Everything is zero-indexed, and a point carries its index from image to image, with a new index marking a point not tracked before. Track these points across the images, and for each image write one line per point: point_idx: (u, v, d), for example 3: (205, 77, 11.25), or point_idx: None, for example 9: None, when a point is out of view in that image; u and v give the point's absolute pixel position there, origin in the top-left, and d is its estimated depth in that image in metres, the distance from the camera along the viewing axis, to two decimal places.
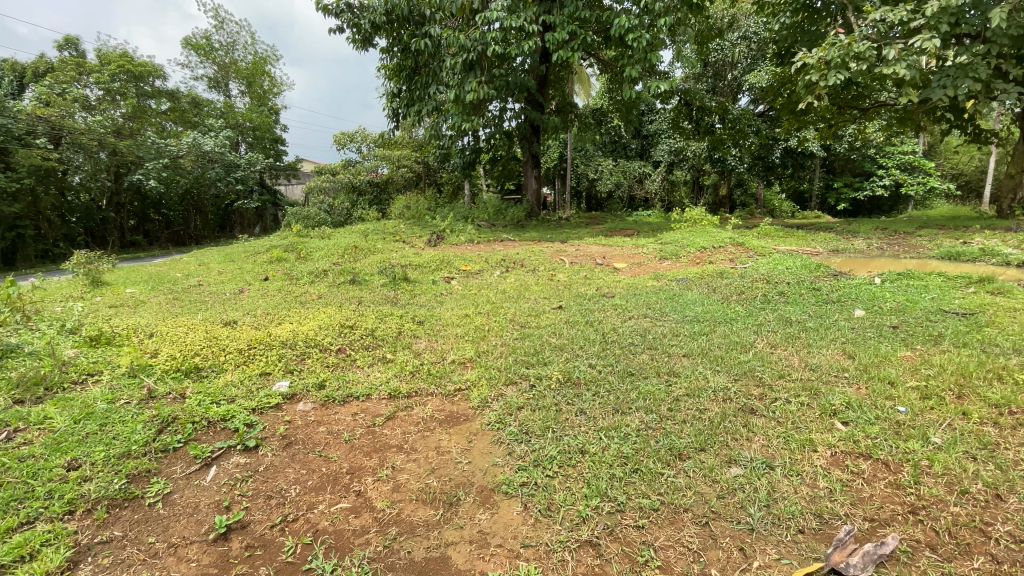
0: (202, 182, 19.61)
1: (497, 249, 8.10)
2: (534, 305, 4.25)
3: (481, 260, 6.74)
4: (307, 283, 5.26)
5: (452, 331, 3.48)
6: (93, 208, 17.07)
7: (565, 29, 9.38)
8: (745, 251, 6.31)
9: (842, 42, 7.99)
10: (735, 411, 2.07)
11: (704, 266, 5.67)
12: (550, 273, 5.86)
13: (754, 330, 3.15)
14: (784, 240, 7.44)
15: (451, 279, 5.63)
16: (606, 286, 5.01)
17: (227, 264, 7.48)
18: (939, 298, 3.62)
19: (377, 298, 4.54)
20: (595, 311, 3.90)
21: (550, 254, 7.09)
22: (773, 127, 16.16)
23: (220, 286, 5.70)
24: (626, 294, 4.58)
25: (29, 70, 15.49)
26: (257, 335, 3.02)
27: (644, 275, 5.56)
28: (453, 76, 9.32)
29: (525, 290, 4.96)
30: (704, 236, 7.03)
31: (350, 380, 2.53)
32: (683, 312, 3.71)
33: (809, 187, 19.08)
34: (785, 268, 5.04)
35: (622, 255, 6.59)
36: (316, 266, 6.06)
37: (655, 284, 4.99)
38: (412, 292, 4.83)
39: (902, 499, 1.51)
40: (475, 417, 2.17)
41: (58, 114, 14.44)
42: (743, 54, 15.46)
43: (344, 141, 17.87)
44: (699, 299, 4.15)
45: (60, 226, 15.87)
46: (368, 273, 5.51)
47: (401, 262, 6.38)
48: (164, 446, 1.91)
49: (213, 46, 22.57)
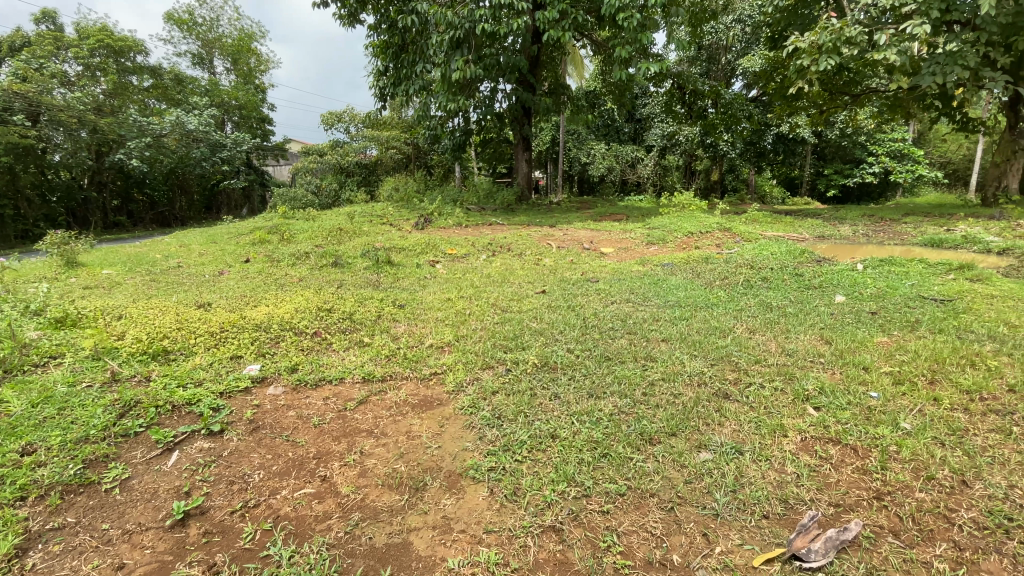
0: (186, 161, 19.19)
1: (484, 232, 8.03)
2: (517, 289, 4.23)
3: (468, 244, 6.68)
4: (288, 266, 5.15)
5: (434, 314, 3.45)
6: (74, 187, 16.88)
7: (556, 7, 9.22)
8: (732, 237, 6.29)
9: (834, 26, 7.92)
10: (710, 396, 2.06)
11: (690, 251, 5.66)
12: (537, 258, 5.80)
13: (735, 315, 3.14)
14: (771, 225, 7.44)
15: (435, 262, 5.56)
16: (591, 272, 4.96)
17: (208, 245, 7.37)
18: (918, 285, 3.63)
19: (359, 282, 4.48)
20: (578, 296, 3.86)
21: (537, 238, 7.04)
22: (765, 112, 16.08)
23: (199, 268, 5.59)
24: (611, 279, 4.54)
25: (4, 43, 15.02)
26: (230, 318, 2.96)
27: (630, 260, 5.55)
28: (440, 54, 9.13)
29: (509, 274, 4.92)
30: (692, 220, 7.00)
31: (324, 363, 2.48)
32: (665, 297, 3.69)
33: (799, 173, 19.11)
34: (770, 253, 5.04)
35: (609, 240, 6.56)
36: (298, 248, 5.97)
37: (639, 269, 4.98)
38: (395, 275, 4.77)
39: (867, 485, 1.51)
40: (448, 401, 2.14)
41: (36, 90, 14.08)
42: (737, 38, 15.33)
43: (331, 121, 17.53)
44: (683, 283, 4.13)
45: (39, 206, 15.70)
46: (351, 255, 5.43)
47: (385, 245, 6.28)
48: (124, 430, 1.87)
49: (196, 21, 21.96)
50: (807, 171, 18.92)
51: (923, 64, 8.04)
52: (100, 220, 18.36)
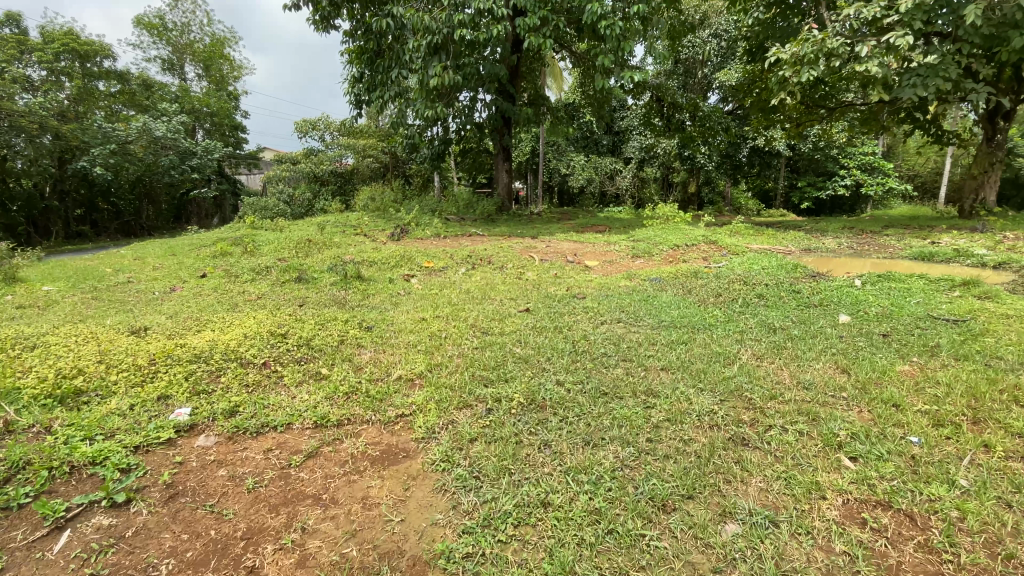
0: (155, 169, 18.44)
1: (463, 244, 7.71)
2: (497, 306, 3.90)
3: (445, 256, 6.33)
4: (247, 282, 4.72)
5: (404, 339, 3.09)
6: (36, 196, 16.55)
7: (536, 14, 9.04)
8: (719, 250, 6.08)
9: (816, 38, 7.90)
10: (726, 443, 1.75)
11: (678, 265, 5.44)
12: (517, 272, 5.48)
13: (738, 339, 2.85)
14: (756, 237, 7.30)
15: (410, 277, 5.19)
16: (576, 287, 4.65)
17: (165, 257, 6.88)
18: (924, 303, 3.43)
19: (323, 300, 4.08)
20: (564, 315, 3.54)
21: (518, 250, 6.75)
22: (742, 125, 16.24)
23: (148, 283, 5.11)
24: (598, 295, 4.24)
25: None
26: (165, 347, 2.55)
27: (616, 274, 5.28)
28: (417, 60, 8.85)
29: (489, 290, 4.58)
30: (678, 232, 6.78)
31: (269, 405, 2.10)
32: (659, 317, 3.40)
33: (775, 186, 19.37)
34: (762, 267, 4.83)
35: (593, 253, 6.29)
36: (260, 262, 5.54)
37: (627, 284, 4.72)
38: (364, 292, 4.38)
39: (938, 569, 1.22)
40: (417, 453, 1.78)
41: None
42: (714, 52, 15.52)
43: (305, 129, 17.04)
44: (675, 301, 3.85)
45: None
46: (318, 269, 5.03)
47: (357, 258, 5.88)
48: (2, 503, 1.46)
49: (167, 25, 21.30)
50: (782, 183, 19.17)
51: (901, 77, 8.09)
52: (61, 229, 17.74)
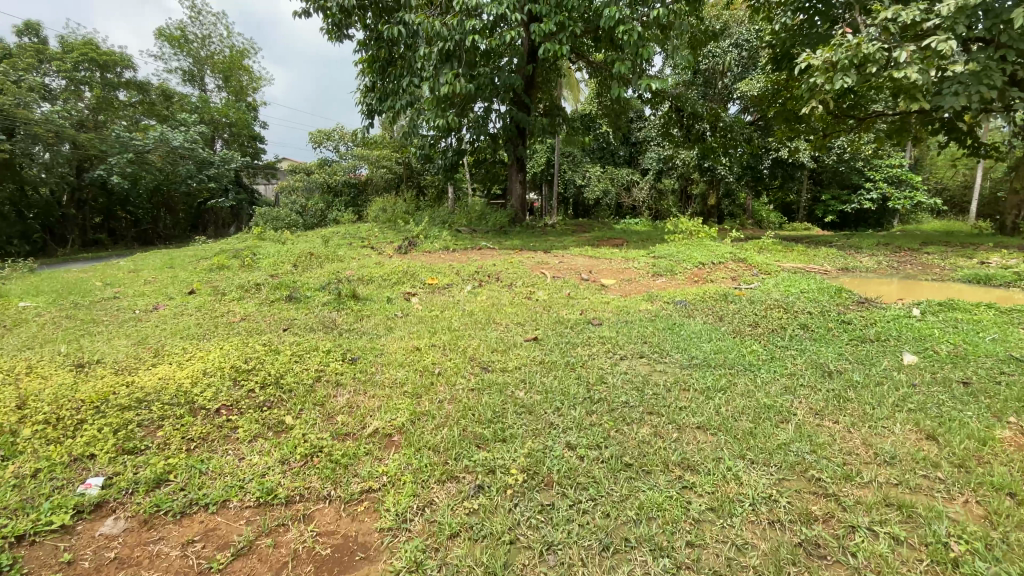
0: (173, 178, 18.59)
1: (473, 258, 7.32)
2: (500, 334, 3.46)
3: (451, 273, 5.91)
4: (234, 301, 4.35)
5: (391, 374, 2.67)
6: (53, 204, 16.67)
7: (553, 19, 8.68)
8: (748, 269, 5.58)
9: (851, 42, 7.35)
10: (794, 554, 1.33)
11: (704, 286, 4.96)
12: (528, 291, 5.04)
13: (787, 386, 2.36)
14: (786, 254, 6.78)
15: (410, 296, 4.78)
16: (592, 311, 4.19)
17: (161, 270, 6.60)
18: (1003, 341, 2.93)
19: (310, 323, 3.68)
20: (577, 347, 3.08)
21: (529, 266, 6.32)
22: (764, 136, 15.71)
23: (132, 300, 4.78)
24: (616, 321, 3.77)
25: None
26: (105, 390, 2.17)
27: (636, 295, 4.81)
28: (428, 67, 8.53)
29: (494, 312, 4.15)
30: (702, 248, 6.27)
31: (204, 472, 1.69)
32: (689, 352, 2.90)
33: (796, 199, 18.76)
34: (801, 291, 4.34)
35: (610, 270, 5.82)
36: (251, 279, 5.17)
37: (649, 308, 4.24)
38: (357, 314, 3.98)
39: None
40: (380, 554, 1.36)
41: (10, 103, 13.59)
42: (735, 62, 15.32)
43: (320, 139, 16.91)
44: (706, 331, 3.37)
45: (15, 223, 15.50)
46: (312, 286, 4.65)
47: (356, 275, 5.48)
48: None
49: (188, 38, 21.59)
50: (805, 197, 18.52)
51: (941, 84, 7.54)
52: (78, 237, 17.89)
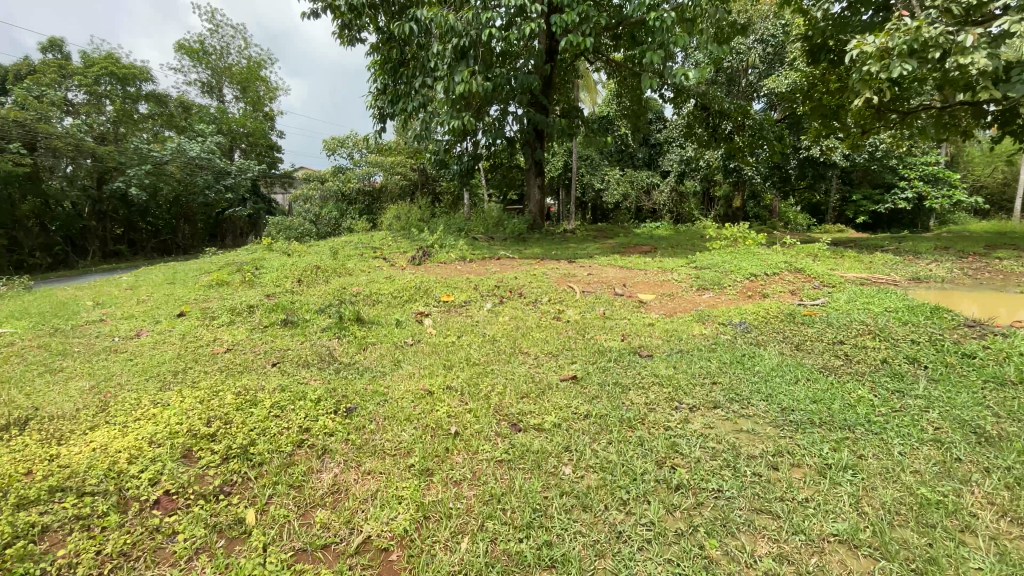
0: (191, 189, 18.46)
1: (492, 269, 6.75)
2: (530, 369, 2.84)
3: (469, 287, 5.31)
4: (221, 328, 3.80)
5: (393, 434, 2.07)
6: (75, 217, 16.60)
7: (575, 10, 8.07)
8: (809, 281, 4.87)
9: (909, 26, 6.57)
10: None
11: (761, 303, 4.30)
12: (556, 310, 4.41)
13: (945, 468, 1.79)
14: (840, 262, 6.05)
15: (422, 317, 4.20)
16: (634, 336, 3.53)
17: (159, 287, 6.12)
18: None
19: (302, 357, 3.12)
20: (629, 392, 2.43)
21: (554, 278, 5.72)
22: (795, 134, 14.93)
23: (115, 325, 4.27)
24: (668, 350, 3.11)
25: (10, 72, 14.81)
26: (9, 479, 1.64)
27: (683, 314, 4.15)
28: (442, 65, 7.97)
29: (521, 339, 3.53)
30: (750, 256, 5.55)
31: None
32: (777, 403, 2.26)
33: (824, 200, 17.86)
34: (882, 310, 3.69)
35: (647, 283, 5.17)
36: (247, 298, 4.62)
37: (701, 331, 3.58)
38: (360, 343, 3.39)
39: None
40: None
41: (33, 117, 13.77)
42: (759, 59, 14.65)
43: (334, 146, 16.52)
44: (785, 367, 2.71)
45: (38, 235, 15.63)
46: (312, 307, 4.09)
47: (363, 292, 4.92)
48: None
49: (206, 49, 21.60)
50: (835, 197, 17.57)
51: (1015, 71, 6.68)
52: (98, 249, 17.85)
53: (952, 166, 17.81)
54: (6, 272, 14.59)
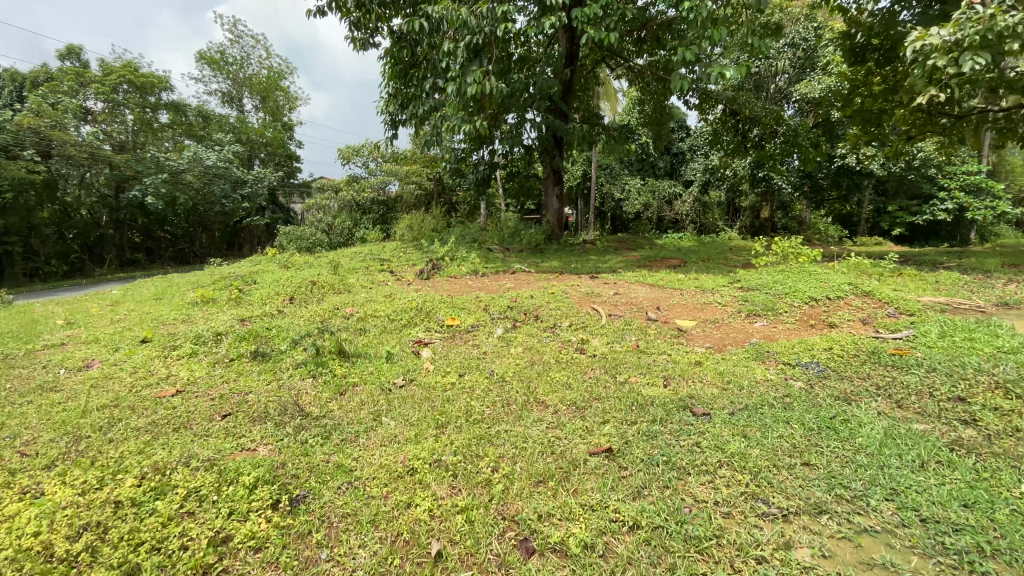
0: (207, 198, 18.31)
1: (505, 285, 6.10)
2: (548, 434, 2.15)
3: (478, 307, 4.65)
4: (180, 360, 3.19)
5: (348, 555, 1.43)
6: (92, 225, 16.51)
7: (598, 4, 7.41)
8: (881, 307, 4.08)
9: (980, 14, 5.56)
10: None
11: (829, 336, 3.55)
12: (578, 339, 3.70)
13: None
14: (903, 280, 5.26)
15: (421, 347, 3.55)
16: (678, 379, 2.81)
17: (144, 303, 5.61)
18: None
19: (262, 405, 2.49)
20: (691, 481, 1.74)
21: (576, 297, 5.04)
22: (830, 140, 14.05)
23: (69, 353, 3.71)
24: (728, 406, 2.38)
25: (27, 79, 14.80)
26: None
27: (735, 348, 3.43)
28: (454, 65, 7.38)
29: (536, 382, 2.83)
30: (805, 276, 4.76)
31: None
32: (915, 517, 1.55)
33: (857, 211, 16.79)
34: (989, 352, 2.93)
35: (685, 306, 4.44)
36: (222, 320, 4.01)
37: (764, 376, 2.85)
38: (338, 386, 2.75)
39: None
40: None
41: (47, 125, 13.66)
42: (790, 64, 13.88)
43: (348, 155, 16.09)
44: (899, 444, 1.99)
45: (54, 243, 15.52)
46: (289, 335, 3.45)
47: (358, 314, 4.30)
48: None
49: (227, 60, 21.59)
50: (868, 208, 16.47)
51: None
52: (115, 257, 17.74)
53: (997, 176, 16.57)
54: (20, 280, 14.48)
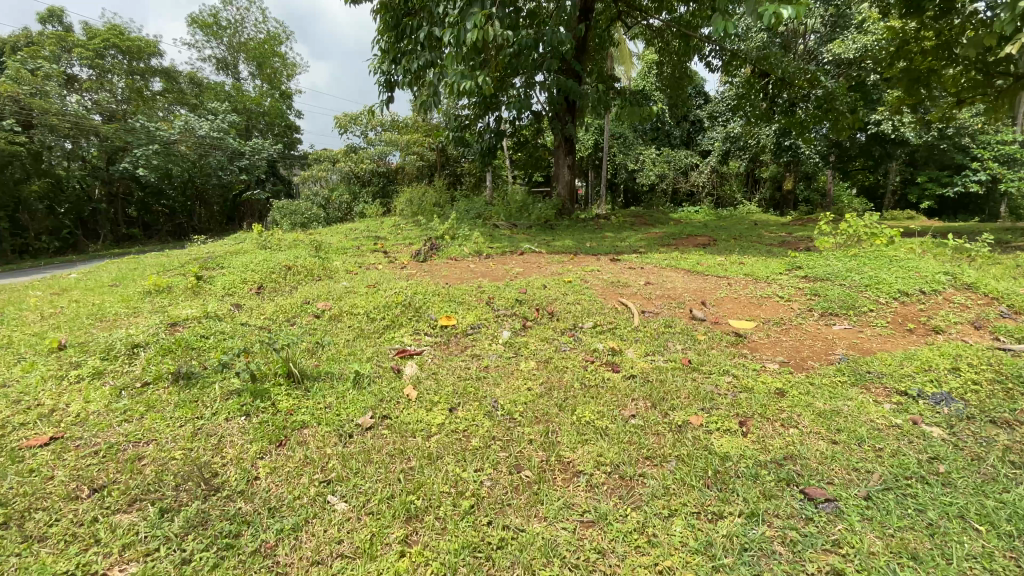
0: (202, 170, 17.35)
1: (514, 270, 5.22)
2: (582, 548, 1.34)
3: (480, 301, 3.79)
4: (77, 385, 2.40)
5: None
6: (84, 199, 15.62)
7: None
8: (992, 305, 3.17)
9: None
10: None
11: (941, 346, 2.68)
12: (608, 348, 2.86)
13: None
14: (990, 264, 4.32)
15: (404, 362, 2.70)
16: (761, 423, 1.97)
17: (92, 293, 4.79)
18: None
19: (154, 473, 1.71)
20: None
21: (598, 287, 4.17)
22: (871, 104, 12.79)
23: None
24: (858, 484, 1.56)
25: (8, 44, 13.78)
26: None
27: (825, 366, 2.55)
28: (453, 11, 6.31)
29: (556, 424, 2.00)
30: (885, 264, 3.83)
31: None
32: None
33: (884, 182, 15.58)
34: None
35: (738, 302, 3.57)
36: (155, 321, 3.17)
37: (884, 417, 1.99)
38: (277, 431, 1.96)
39: None
40: None
41: (28, 93, 12.67)
42: (822, 21, 12.57)
43: (345, 124, 15.00)
44: None
45: (45, 218, 14.42)
46: (228, 348, 2.65)
47: (330, 312, 3.47)
48: None
49: (221, 24, 20.31)
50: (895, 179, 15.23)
51: None
52: (110, 233, 16.93)
53: None
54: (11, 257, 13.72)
